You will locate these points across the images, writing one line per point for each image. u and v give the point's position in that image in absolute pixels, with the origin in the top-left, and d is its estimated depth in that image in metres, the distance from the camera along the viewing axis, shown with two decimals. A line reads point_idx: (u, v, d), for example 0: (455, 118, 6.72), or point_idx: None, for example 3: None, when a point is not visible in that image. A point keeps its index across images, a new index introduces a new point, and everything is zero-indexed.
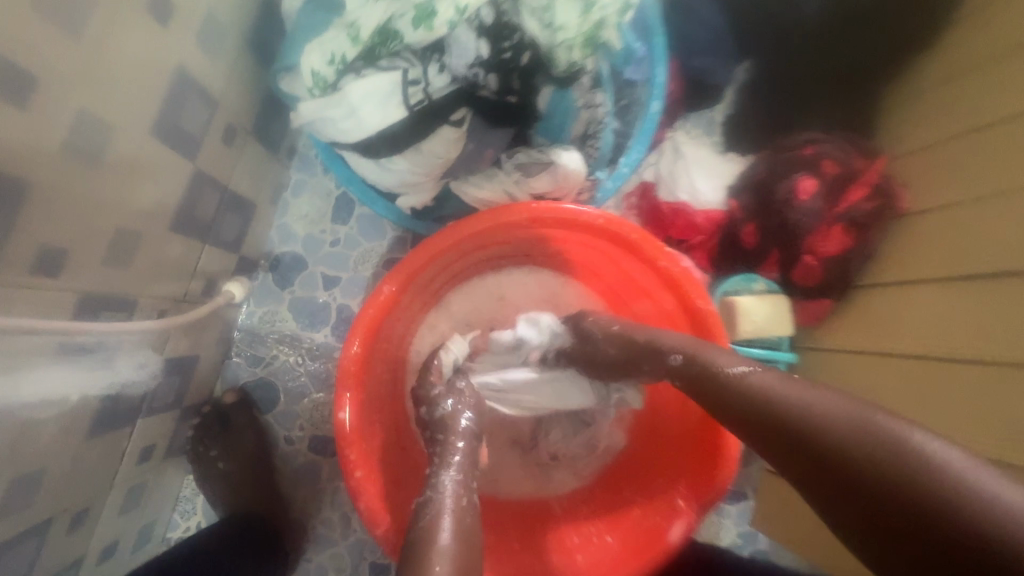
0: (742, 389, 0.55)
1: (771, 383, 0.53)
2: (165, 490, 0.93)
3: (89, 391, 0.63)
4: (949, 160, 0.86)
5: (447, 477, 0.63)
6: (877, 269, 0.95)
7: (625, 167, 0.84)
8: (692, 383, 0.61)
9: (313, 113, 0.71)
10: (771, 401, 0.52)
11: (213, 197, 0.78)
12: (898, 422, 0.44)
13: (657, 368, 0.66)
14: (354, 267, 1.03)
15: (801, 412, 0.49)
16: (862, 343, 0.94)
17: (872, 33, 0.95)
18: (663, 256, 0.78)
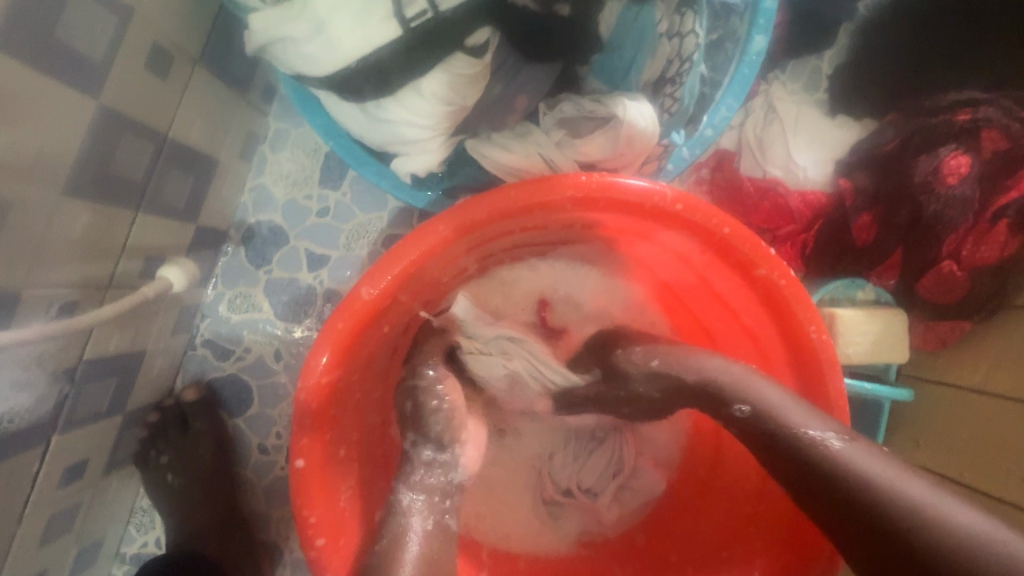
0: (834, 461, 0.44)
1: (878, 470, 0.43)
2: (113, 503, 0.76)
3: None
4: None
5: (414, 498, 0.50)
6: None
7: (709, 128, 0.59)
8: (772, 448, 0.48)
9: (269, 31, 0.49)
10: (802, 441, 0.46)
11: (143, 148, 0.58)
12: (905, 472, 0.42)
13: (739, 411, 0.50)
14: (345, 244, 0.82)
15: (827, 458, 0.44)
16: (1004, 384, 0.70)
17: None
18: (763, 261, 0.54)
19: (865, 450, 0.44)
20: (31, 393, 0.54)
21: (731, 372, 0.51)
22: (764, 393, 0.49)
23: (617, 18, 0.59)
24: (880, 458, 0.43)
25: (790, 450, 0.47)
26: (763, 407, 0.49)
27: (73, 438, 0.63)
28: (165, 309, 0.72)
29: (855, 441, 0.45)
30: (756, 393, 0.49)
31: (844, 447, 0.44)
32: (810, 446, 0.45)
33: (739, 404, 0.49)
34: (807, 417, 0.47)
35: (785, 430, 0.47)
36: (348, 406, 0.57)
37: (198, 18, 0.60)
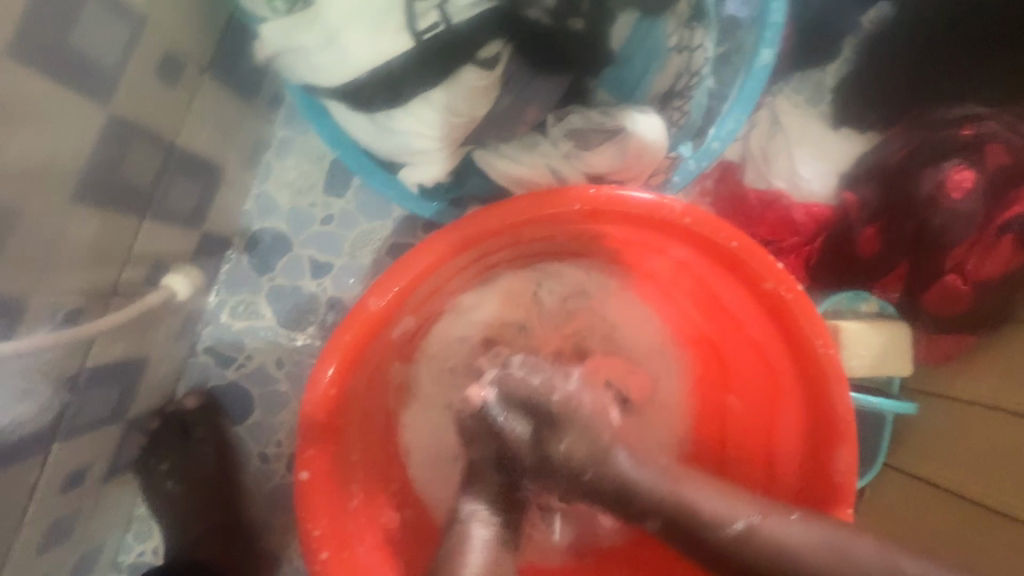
0: (775, 553, 0.46)
1: (803, 548, 0.46)
2: (112, 511, 0.76)
3: None
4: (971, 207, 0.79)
5: (474, 533, 0.54)
6: None
7: (716, 141, 0.58)
8: (712, 556, 0.49)
9: (281, 40, 0.49)
10: (746, 539, 0.48)
11: (151, 155, 0.58)
12: (844, 540, 0.46)
13: (655, 527, 0.52)
14: (350, 252, 0.82)
15: (782, 549, 0.46)
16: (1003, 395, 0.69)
17: None
18: (771, 276, 0.54)
19: (815, 532, 0.47)
20: (33, 402, 0.54)
21: (644, 476, 0.53)
22: (700, 498, 0.51)
23: (629, 31, 0.58)
24: (821, 532, 0.47)
25: (748, 571, 0.47)
26: (707, 522, 0.49)
27: (74, 446, 0.62)
28: (169, 316, 0.71)
29: (779, 520, 0.48)
30: (696, 504, 0.51)
31: (781, 536, 0.47)
32: (750, 555, 0.47)
33: (688, 522, 0.50)
34: (735, 509, 0.50)
35: (727, 547, 0.48)
36: (354, 417, 0.56)
37: (208, 26, 0.60)
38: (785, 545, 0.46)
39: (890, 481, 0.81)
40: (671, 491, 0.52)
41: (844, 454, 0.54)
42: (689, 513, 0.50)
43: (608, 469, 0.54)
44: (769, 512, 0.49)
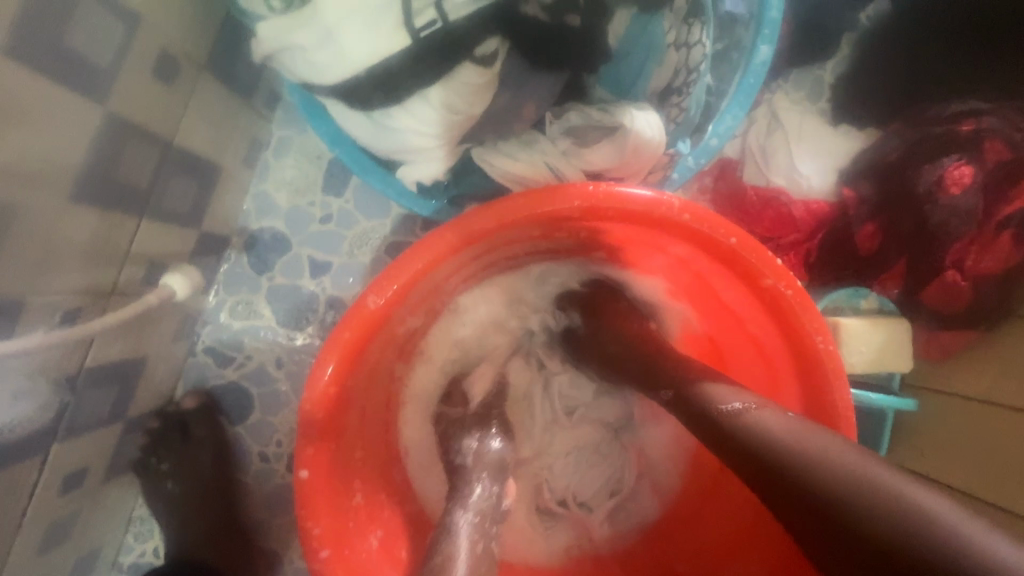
0: (765, 436, 0.44)
1: (788, 436, 0.43)
2: (111, 512, 0.75)
3: None
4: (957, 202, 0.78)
5: (463, 518, 0.51)
6: None
7: (714, 138, 0.58)
8: (707, 424, 0.48)
9: (277, 39, 0.49)
10: (745, 420, 0.46)
11: (148, 154, 0.57)
12: (837, 448, 0.41)
13: (668, 400, 0.52)
14: (349, 251, 0.82)
15: (767, 439, 0.43)
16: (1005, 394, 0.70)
17: None
18: (771, 271, 0.54)
19: (814, 434, 0.43)
20: (30, 402, 0.54)
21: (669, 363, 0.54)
22: (716, 386, 0.50)
23: (626, 26, 0.58)
24: (803, 429, 0.43)
25: (740, 446, 0.45)
26: (709, 397, 0.48)
27: (73, 446, 0.62)
28: (167, 315, 0.71)
29: (781, 417, 0.45)
30: (708, 386, 0.50)
31: (766, 424, 0.44)
32: (748, 434, 0.45)
33: (692, 399, 0.50)
34: (735, 395, 0.48)
35: (724, 417, 0.47)
36: (353, 416, 0.56)
37: (205, 25, 0.59)
38: (763, 426, 0.44)
39: None
40: (677, 373, 0.53)
41: None
42: (699, 394, 0.49)
43: (689, 381, 0.51)
44: (768, 406, 0.47)
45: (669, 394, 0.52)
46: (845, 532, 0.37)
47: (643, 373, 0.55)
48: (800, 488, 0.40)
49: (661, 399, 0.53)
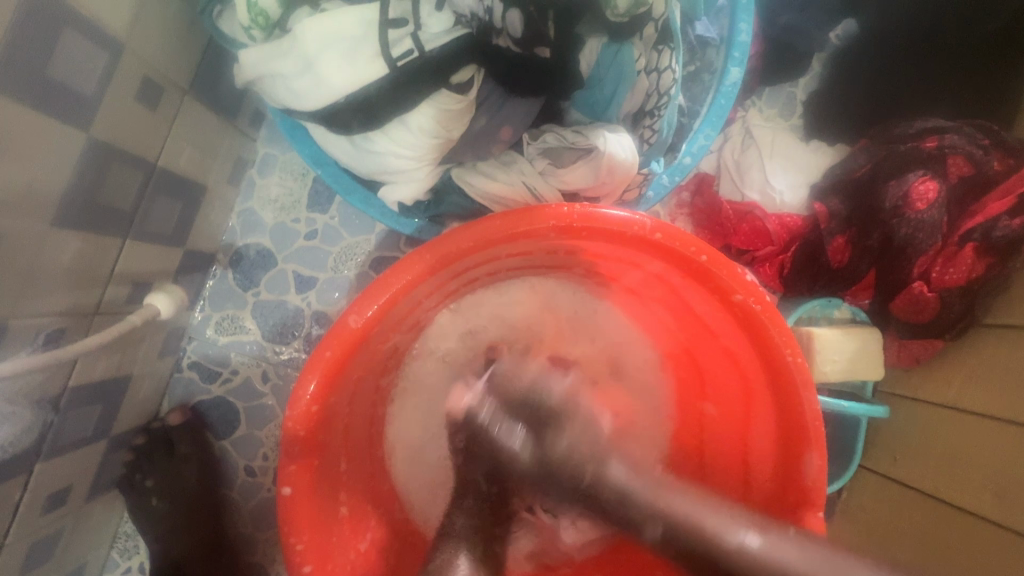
0: (781, 572, 0.45)
1: (801, 567, 0.45)
2: (95, 529, 0.76)
3: None
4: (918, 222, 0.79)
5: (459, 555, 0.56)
6: (1004, 307, 0.72)
7: (687, 157, 0.62)
8: (706, 568, 0.48)
9: (258, 66, 0.51)
10: (751, 556, 0.46)
11: (132, 176, 0.58)
12: (851, 565, 0.44)
13: (653, 539, 0.51)
14: (334, 266, 0.83)
15: (781, 573, 0.45)
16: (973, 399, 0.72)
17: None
18: (740, 287, 0.56)
19: (818, 553, 0.45)
20: (13, 424, 0.54)
21: (638, 485, 0.53)
22: (705, 514, 0.49)
23: (598, 55, 0.58)
24: (813, 550, 0.46)
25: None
26: (704, 533, 0.48)
27: (56, 466, 0.62)
28: (152, 333, 0.72)
29: (783, 542, 0.47)
30: (698, 518, 0.49)
31: (778, 560, 0.46)
32: (758, 569, 0.46)
33: (679, 532, 0.49)
34: (730, 521, 0.48)
35: (728, 556, 0.47)
36: (336, 431, 0.57)
37: (189, 49, 0.61)
38: (778, 560, 0.45)
39: (864, 482, 0.83)
40: (651, 506, 0.51)
41: (814, 460, 0.56)
42: (685, 528, 0.49)
43: (667, 502, 0.51)
44: (768, 530, 0.48)
45: (659, 530, 0.50)
46: None
47: (606, 513, 0.54)
48: None
49: (641, 537, 0.51)
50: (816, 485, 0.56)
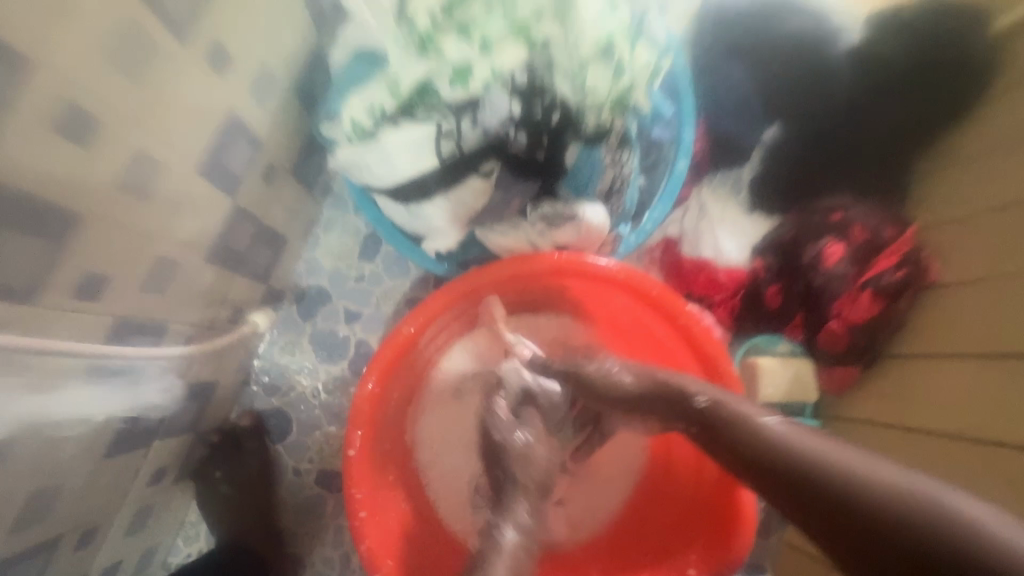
0: (784, 444, 0.56)
1: (806, 443, 0.55)
2: (171, 513, 0.93)
3: (112, 412, 0.61)
4: (943, 315, 0.88)
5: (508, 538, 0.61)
6: (914, 340, 0.91)
7: (649, 225, 0.87)
8: (731, 437, 0.61)
9: (349, 160, 0.72)
10: (772, 435, 0.58)
11: (249, 230, 0.81)
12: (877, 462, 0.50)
13: (697, 415, 0.65)
14: (375, 304, 1.05)
15: (785, 442, 0.56)
16: (932, 417, 0.83)
17: (903, 103, 0.98)
18: (681, 313, 0.80)
19: (838, 449, 0.53)
20: (175, 394, 0.74)
21: (730, 399, 0.64)
22: (753, 412, 0.62)
23: (575, 156, 0.77)
24: (823, 441, 0.55)
25: (770, 457, 0.57)
26: (734, 416, 0.62)
27: (164, 445, 0.82)
28: (235, 352, 0.91)
29: (805, 434, 0.56)
30: (745, 412, 0.62)
31: (785, 434, 0.57)
32: (771, 442, 0.57)
33: (715, 412, 0.63)
34: (755, 411, 0.62)
35: (751, 427, 0.60)
36: (383, 418, 0.80)
37: (295, 143, 0.84)
38: (795, 438, 0.56)
39: None
40: (705, 389, 0.66)
41: None
42: (723, 410, 0.63)
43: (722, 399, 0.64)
44: (786, 422, 0.59)
45: (704, 401, 0.65)
46: (832, 505, 0.50)
47: (656, 397, 0.68)
48: (808, 478, 0.53)
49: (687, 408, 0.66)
50: None
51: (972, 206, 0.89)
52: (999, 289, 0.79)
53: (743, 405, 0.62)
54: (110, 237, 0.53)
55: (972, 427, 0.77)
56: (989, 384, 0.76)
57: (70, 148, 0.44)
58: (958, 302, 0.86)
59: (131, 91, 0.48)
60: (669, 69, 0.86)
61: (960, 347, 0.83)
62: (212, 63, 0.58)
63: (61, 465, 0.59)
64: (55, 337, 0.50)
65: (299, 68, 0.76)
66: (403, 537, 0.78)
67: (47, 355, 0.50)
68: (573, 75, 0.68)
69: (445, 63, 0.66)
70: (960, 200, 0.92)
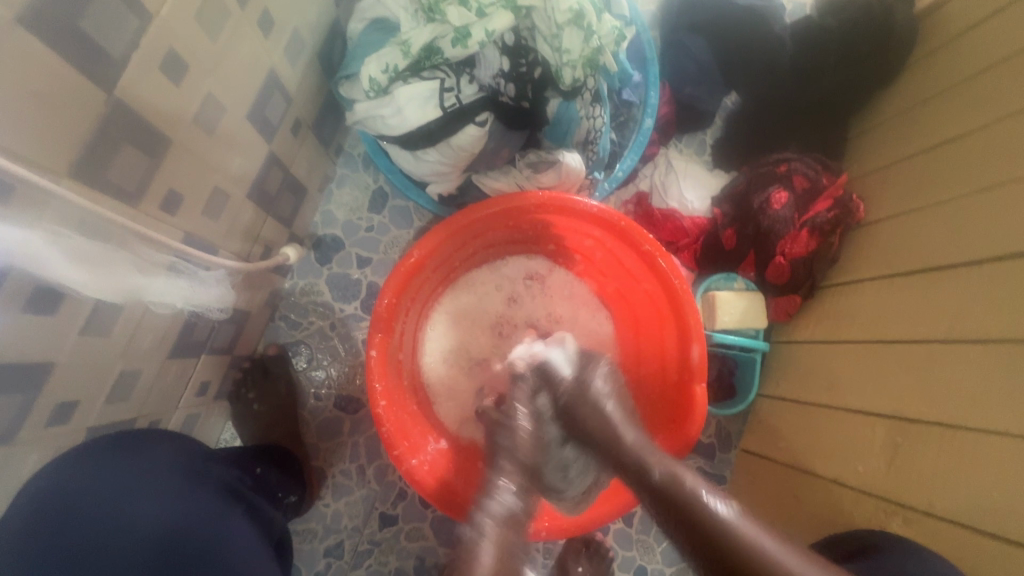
0: (725, 532, 0.66)
1: (746, 536, 0.65)
2: (210, 427, 1.07)
3: (155, 305, 0.69)
4: (882, 243, 1.02)
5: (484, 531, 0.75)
6: (859, 268, 1.06)
7: (620, 172, 1.02)
8: (673, 504, 0.72)
9: (366, 112, 0.86)
10: (721, 537, 0.66)
11: (279, 176, 0.95)
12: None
13: (646, 484, 0.75)
14: (384, 250, 1.19)
15: (737, 546, 0.65)
16: (874, 332, 0.97)
17: (851, 70, 1.10)
18: (646, 242, 0.92)
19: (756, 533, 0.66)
20: (222, 311, 0.88)
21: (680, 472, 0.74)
22: (696, 487, 0.72)
23: (556, 107, 0.93)
24: (775, 544, 0.64)
25: (710, 539, 0.67)
26: (691, 498, 0.71)
27: (210, 361, 0.95)
28: (263, 286, 1.05)
29: (749, 525, 0.67)
30: (690, 487, 0.72)
31: (742, 532, 0.66)
32: (707, 521, 0.68)
33: (665, 488, 0.73)
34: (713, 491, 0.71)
35: (700, 512, 0.69)
36: (396, 332, 0.93)
37: (316, 103, 0.98)
38: (746, 541, 0.65)
39: (769, 406, 1.18)
40: (655, 462, 0.76)
41: (697, 349, 0.90)
42: (673, 486, 0.73)
43: (668, 477, 0.74)
44: (743, 510, 0.69)
45: (650, 476, 0.75)
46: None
47: (620, 459, 0.79)
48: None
49: (638, 479, 0.76)
50: (700, 366, 0.89)
51: (911, 146, 1.02)
52: (933, 217, 0.92)
53: (679, 475, 0.74)
54: (185, 162, 0.66)
55: (903, 334, 0.91)
56: (917, 299, 0.90)
57: (166, 82, 0.58)
58: (895, 234, 0.99)
59: (205, 41, 0.62)
60: (636, 40, 1.02)
61: (893, 267, 0.98)
62: (260, 25, 0.71)
63: (140, 353, 0.72)
64: (112, 208, 0.57)
65: (323, 35, 0.90)
66: (414, 429, 0.93)
67: (102, 223, 0.55)
68: (549, 39, 0.82)
69: (448, 27, 0.78)
70: (897, 143, 1.06)
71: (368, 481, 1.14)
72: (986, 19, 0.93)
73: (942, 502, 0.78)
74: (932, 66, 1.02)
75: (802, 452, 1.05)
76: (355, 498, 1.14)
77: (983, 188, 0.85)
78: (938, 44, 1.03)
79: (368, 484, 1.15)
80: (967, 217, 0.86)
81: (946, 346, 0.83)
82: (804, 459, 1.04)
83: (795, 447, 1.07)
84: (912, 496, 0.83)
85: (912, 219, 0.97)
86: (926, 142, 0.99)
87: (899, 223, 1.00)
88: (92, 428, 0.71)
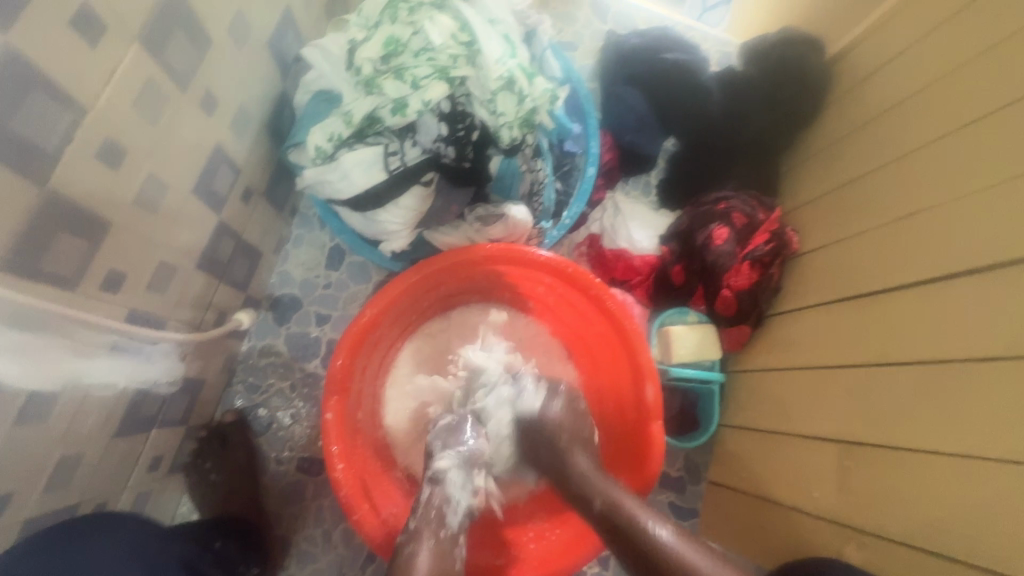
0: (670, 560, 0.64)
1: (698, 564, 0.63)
2: (165, 502, 1.03)
3: (94, 389, 0.68)
4: (819, 270, 1.08)
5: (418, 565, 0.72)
6: (800, 296, 1.11)
7: (568, 219, 1.07)
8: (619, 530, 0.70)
9: (314, 177, 0.89)
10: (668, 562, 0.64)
11: (231, 243, 0.96)
12: None
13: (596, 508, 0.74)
14: (342, 306, 1.20)
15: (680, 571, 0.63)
16: (818, 358, 1.01)
17: (775, 113, 1.19)
18: (595, 286, 0.96)
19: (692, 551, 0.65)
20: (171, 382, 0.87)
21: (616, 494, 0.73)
22: (644, 516, 0.69)
23: (497, 164, 0.97)
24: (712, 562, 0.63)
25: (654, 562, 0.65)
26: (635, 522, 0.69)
27: (162, 435, 0.93)
28: (217, 353, 1.04)
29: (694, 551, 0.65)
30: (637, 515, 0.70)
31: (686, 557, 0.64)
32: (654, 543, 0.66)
33: (613, 511, 0.72)
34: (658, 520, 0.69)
35: (647, 537, 0.67)
36: (353, 391, 0.94)
37: (267, 170, 1.00)
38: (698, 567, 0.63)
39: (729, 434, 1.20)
40: (600, 490, 0.75)
41: (651, 388, 0.93)
42: (619, 511, 0.71)
43: (614, 500, 0.73)
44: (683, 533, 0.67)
45: (599, 504, 0.73)
46: None
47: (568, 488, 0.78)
48: None
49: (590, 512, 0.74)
50: (654, 404, 0.92)
51: (838, 178, 1.09)
52: (863, 245, 0.98)
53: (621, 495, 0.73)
54: (125, 243, 0.67)
55: (847, 359, 0.95)
56: (857, 323, 0.94)
57: (101, 170, 0.59)
58: (830, 261, 1.05)
59: (143, 127, 0.64)
60: (573, 94, 1.08)
61: (830, 295, 1.03)
62: (203, 105, 0.74)
63: (81, 436, 0.71)
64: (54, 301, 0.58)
65: (270, 107, 0.93)
66: (375, 489, 0.92)
67: (43, 317, 0.57)
68: (486, 103, 0.85)
69: (386, 98, 0.82)
70: (823, 177, 1.14)
71: (334, 546, 1.11)
72: (881, 66, 1.04)
73: (895, 522, 0.80)
74: (846, 106, 1.11)
75: (763, 480, 1.07)
76: (321, 565, 1.10)
77: (897, 219, 0.92)
78: (851, 86, 1.12)
79: (334, 548, 1.11)
80: (896, 244, 0.91)
81: (886, 369, 0.87)
82: (766, 486, 1.06)
83: (756, 476, 1.09)
84: (864, 517, 0.85)
85: (844, 246, 1.03)
86: (848, 174, 1.06)
87: (834, 250, 1.05)
88: (28, 519, 0.68)
